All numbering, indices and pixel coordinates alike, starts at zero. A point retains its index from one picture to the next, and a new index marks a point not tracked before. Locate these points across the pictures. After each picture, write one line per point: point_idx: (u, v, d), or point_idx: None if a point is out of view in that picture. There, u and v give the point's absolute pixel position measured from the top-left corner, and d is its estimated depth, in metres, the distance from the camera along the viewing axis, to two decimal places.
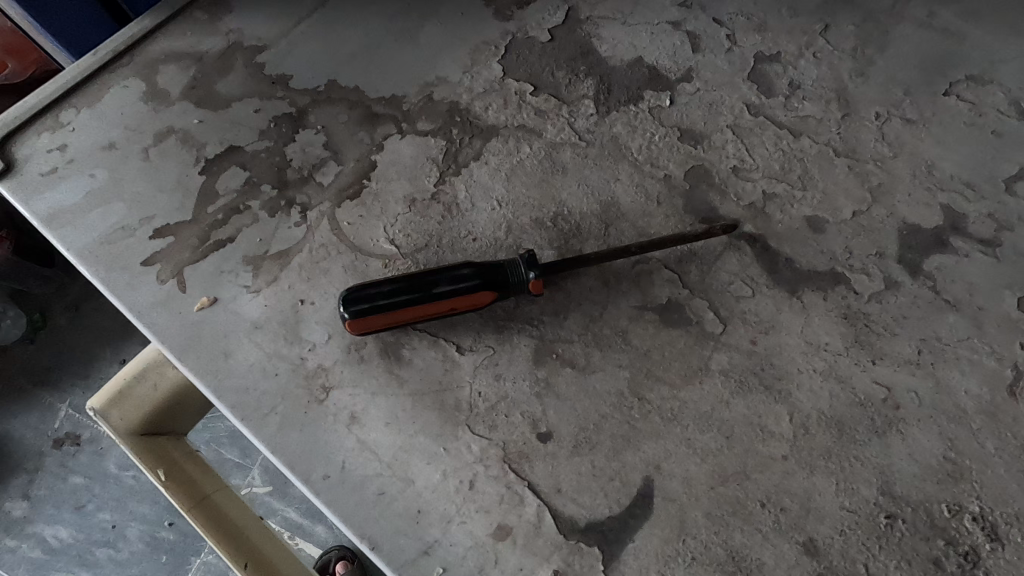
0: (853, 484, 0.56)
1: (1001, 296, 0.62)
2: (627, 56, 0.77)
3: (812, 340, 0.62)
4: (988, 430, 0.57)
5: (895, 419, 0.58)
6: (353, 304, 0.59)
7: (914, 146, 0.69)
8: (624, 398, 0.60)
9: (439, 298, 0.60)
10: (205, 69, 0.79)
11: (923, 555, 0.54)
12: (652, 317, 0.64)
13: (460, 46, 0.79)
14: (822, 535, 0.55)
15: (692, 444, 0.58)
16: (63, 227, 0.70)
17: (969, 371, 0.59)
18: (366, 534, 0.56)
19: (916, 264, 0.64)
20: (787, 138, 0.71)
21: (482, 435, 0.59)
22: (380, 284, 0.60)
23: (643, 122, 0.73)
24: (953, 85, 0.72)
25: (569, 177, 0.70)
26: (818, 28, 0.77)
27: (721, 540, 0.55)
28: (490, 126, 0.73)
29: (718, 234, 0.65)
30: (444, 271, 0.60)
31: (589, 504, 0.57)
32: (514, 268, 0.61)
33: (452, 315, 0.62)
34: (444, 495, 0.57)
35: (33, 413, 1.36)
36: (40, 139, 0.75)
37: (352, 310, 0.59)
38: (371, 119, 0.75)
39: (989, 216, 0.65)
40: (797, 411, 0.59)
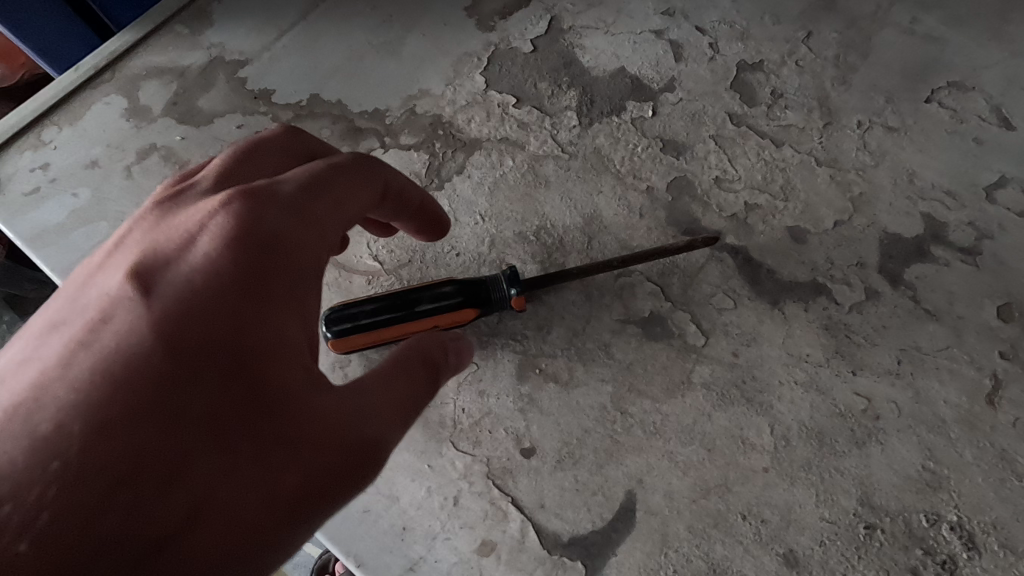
0: (833, 495, 0.57)
1: (982, 305, 0.62)
2: (609, 66, 0.77)
3: (793, 351, 0.62)
4: (966, 439, 0.58)
5: (875, 430, 0.59)
6: (335, 323, 0.59)
7: (896, 154, 0.70)
8: (606, 412, 0.61)
9: (421, 315, 0.60)
10: (187, 84, 0.79)
11: (901, 565, 0.55)
12: (635, 330, 0.64)
13: (442, 58, 0.79)
14: (802, 546, 0.56)
15: (675, 457, 0.59)
16: (46, 247, 0.70)
17: (949, 380, 0.60)
18: (351, 551, 0.58)
19: (897, 273, 0.64)
20: (769, 148, 0.71)
21: (465, 451, 0.61)
22: (363, 302, 0.60)
23: (625, 133, 0.73)
24: (935, 92, 0.72)
25: (552, 190, 0.71)
26: (801, 35, 0.77)
27: (702, 552, 0.56)
28: (473, 139, 0.74)
29: (699, 247, 0.65)
30: (426, 289, 0.60)
31: (573, 518, 0.58)
32: (495, 285, 0.61)
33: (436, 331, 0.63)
34: (429, 512, 0.59)
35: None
36: (23, 158, 0.76)
37: (336, 330, 0.59)
38: (353, 133, 0.75)
39: (970, 224, 0.66)
40: (778, 423, 0.60)
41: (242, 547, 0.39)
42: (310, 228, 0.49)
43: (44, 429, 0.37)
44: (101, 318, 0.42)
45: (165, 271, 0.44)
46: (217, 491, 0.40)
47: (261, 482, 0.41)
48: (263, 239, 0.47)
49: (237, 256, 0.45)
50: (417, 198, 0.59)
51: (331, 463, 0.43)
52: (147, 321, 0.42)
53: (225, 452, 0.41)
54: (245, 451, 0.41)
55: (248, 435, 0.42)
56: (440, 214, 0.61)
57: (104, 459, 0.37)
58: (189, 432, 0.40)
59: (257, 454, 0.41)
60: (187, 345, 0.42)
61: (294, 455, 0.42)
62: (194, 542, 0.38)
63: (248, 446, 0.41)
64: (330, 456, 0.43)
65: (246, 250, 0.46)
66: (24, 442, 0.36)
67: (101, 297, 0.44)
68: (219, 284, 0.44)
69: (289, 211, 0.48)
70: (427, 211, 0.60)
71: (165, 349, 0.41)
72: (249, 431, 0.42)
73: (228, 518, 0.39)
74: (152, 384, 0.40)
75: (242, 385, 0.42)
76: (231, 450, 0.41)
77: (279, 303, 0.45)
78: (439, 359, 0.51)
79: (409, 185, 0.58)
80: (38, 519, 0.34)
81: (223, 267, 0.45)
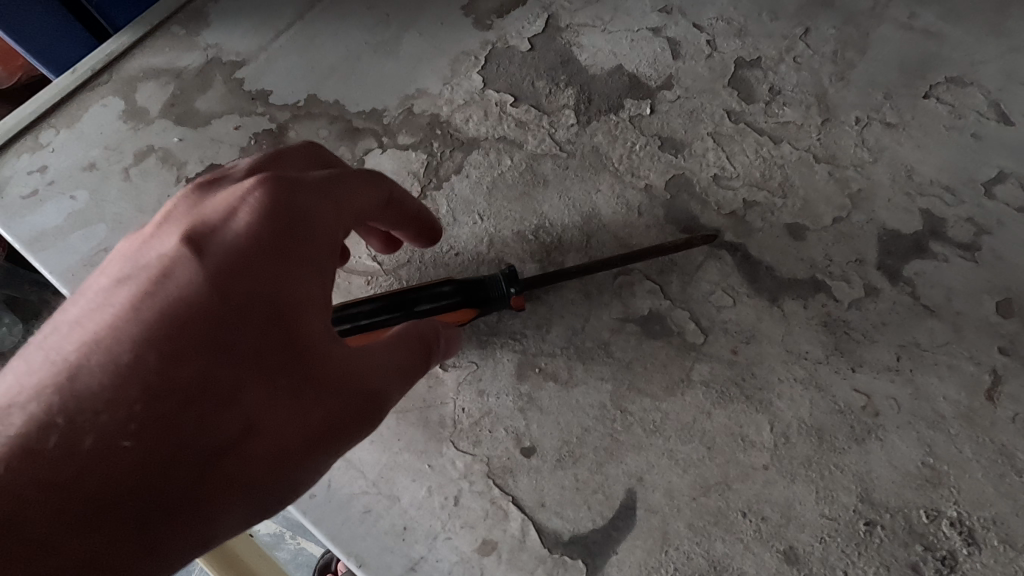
0: (833, 492, 0.57)
1: (981, 301, 0.62)
2: (606, 64, 0.77)
3: (792, 348, 0.62)
4: (966, 435, 0.58)
5: (874, 427, 0.59)
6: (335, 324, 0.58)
7: (895, 151, 0.70)
8: (606, 411, 0.61)
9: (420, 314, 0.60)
10: (184, 85, 0.79)
11: (901, 561, 0.55)
12: (634, 329, 0.64)
13: (439, 58, 0.78)
14: (803, 542, 0.56)
15: (675, 455, 0.59)
16: (45, 250, 0.70)
17: (948, 376, 0.60)
18: (353, 551, 0.58)
19: (896, 270, 0.64)
20: (767, 145, 0.71)
21: (465, 451, 0.61)
22: (362, 303, 0.59)
23: (623, 131, 0.73)
24: (933, 88, 0.72)
25: (550, 189, 0.70)
26: (799, 32, 0.77)
27: (703, 550, 0.56)
28: (471, 139, 0.74)
29: (698, 244, 0.66)
30: (423, 290, 0.60)
31: (574, 517, 0.58)
32: (494, 284, 0.61)
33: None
34: (430, 511, 0.59)
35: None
36: (21, 161, 0.76)
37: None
38: (351, 133, 0.75)
39: (969, 220, 0.65)
40: (778, 420, 0.60)
41: (285, 470, 0.44)
42: (336, 198, 0.50)
43: (121, 360, 0.41)
44: (157, 267, 0.45)
45: (208, 238, 0.46)
46: (263, 421, 0.43)
47: (299, 418, 0.44)
48: (294, 205, 0.47)
49: (272, 219, 0.46)
50: (414, 209, 0.58)
51: (360, 407, 0.46)
52: (199, 271, 0.44)
53: (269, 389, 0.44)
54: (283, 393, 0.44)
55: (289, 376, 0.44)
56: (435, 225, 0.61)
57: (172, 386, 0.41)
58: (239, 369, 0.43)
59: (296, 394, 0.44)
60: (235, 293, 0.44)
61: (329, 396, 0.45)
62: (245, 461, 0.42)
63: (289, 387, 0.44)
64: (358, 401, 0.46)
65: (280, 212, 0.47)
66: (105, 371, 0.40)
67: (157, 250, 0.46)
68: (258, 240, 0.46)
69: (316, 183, 0.49)
70: (422, 224, 0.59)
71: (216, 296, 0.44)
72: (289, 373, 0.44)
73: (274, 444, 0.43)
74: (208, 325, 0.43)
75: (283, 331, 0.44)
76: (276, 391, 0.44)
77: (312, 262, 0.47)
78: (432, 341, 0.52)
79: (409, 195, 0.58)
80: (126, 430, 0.39)
81: (261, 225, 0.46)
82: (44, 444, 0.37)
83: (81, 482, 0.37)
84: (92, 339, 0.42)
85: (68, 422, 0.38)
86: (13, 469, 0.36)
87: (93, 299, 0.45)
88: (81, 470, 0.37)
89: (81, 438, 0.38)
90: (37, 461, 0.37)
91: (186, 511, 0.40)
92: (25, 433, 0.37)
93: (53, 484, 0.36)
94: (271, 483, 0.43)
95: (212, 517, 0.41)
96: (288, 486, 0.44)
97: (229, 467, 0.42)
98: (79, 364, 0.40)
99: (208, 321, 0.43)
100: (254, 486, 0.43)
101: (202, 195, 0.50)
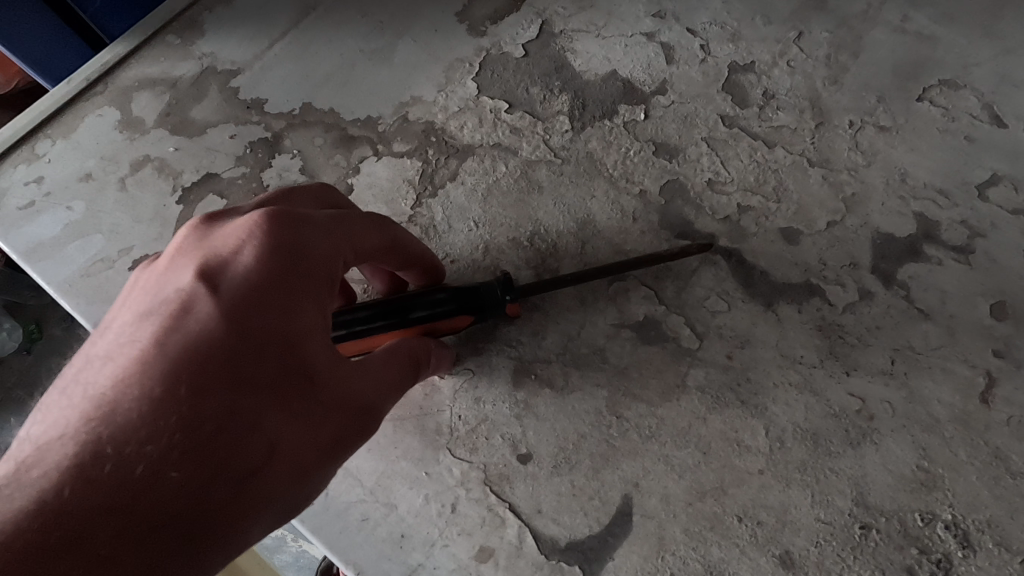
0: (828, 496, 0.57)
1: (975, 304, 0.63)
2: (600, 70, 0.77)
3: (787, 353, 0.62)
4: (961, 438, 0.58)
5: (869, 430, 0.59)
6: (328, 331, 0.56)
7: (888, 154, 0.70)
8: (602, 416, 0.61)
9: (416, 320, 0.59)
10: (179, 95, 0.79)
11: (897, 564, 0.55)
12: (629, 334, 0.64)
13: (434, 65, 0.79)
14: (798, 546, 0.56)
15: (671, 460, 0.59)
16: (42, 262, 0.70)
17: (942, 379, 0.60)
18: (350, 559, 0.58)
19: (890, 273, 0.65)
20: (762, 150, 0.71)
21: (462, 458, 0.61)
22: (356, 308, 0.58)
23: (618, 137, 0.73)
24: (927, 91, 0.72)
25: (545, 196, 0.71)
26: (792, 35, 0.77)
27: (699, 555, 0.56)
28: (466, 146, 0.74)
29: (694, 253, 0.66)
30: (420, 297, 0.59)
31: (570, 523, 0.58)
32: (493, 293, 0.61)
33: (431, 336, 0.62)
34: (427, 519, 0.60)
35: (9, 436, 1.28)
36: (18, 171, 0.76)
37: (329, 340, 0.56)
38: (346, 141, 0.75)
39: (962, 223, 0.66)
40: (773, 425, 0.60)
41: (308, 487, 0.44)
42: (342, 231, 0.50)
43: (156, 390, 0.39)
44: (175, 299, 0.44)
45: (226, 269, 0.45)
46: (290, 442, 0.43)
47: (320, 436, 0.45)
48: (304, 236, 0.47)
49: (289, 251, 0.46)
50: (417, 252, 0.59)
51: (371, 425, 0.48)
52: (220, 300, 0.44)
53: (292, 413, 0.43)
54: (303, 416, 0.44)
55: (307, 399, 0.44)
56: (438, 267, 0.63)
57: (207, 413, 0.40)
58: (262, 397, 0.42)
59: (316, 414, 0.44)
60: (255, 321, 0.44)
61: (345, 415, 0.46)
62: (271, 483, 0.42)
63: (307, 410, 0.44)
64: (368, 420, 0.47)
65: (292, 242, 0.47)
66: (140, 404, 0.39)
67: (173, 282, 0.45)
68: (273, 268, 0.45)
69: (326, 221, 0.49)
70: (425, 266, 0.61)
71: (238, 325, 0.43)
72: (308, 395, 0.44)
73: (299, 466, 0.43)
74: (233, 352, 0.42)
75: (301, 357, 0.44)
76: (296, 414, 0.44)
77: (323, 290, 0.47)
78: (423, 357, 0.55)
79: (412, 240, 0.59)
80: (170, 457, 0.38)
81: (275, 253, 0.46)
82: (97, 473, 0.36)
83: (136, 509, 0.36)
84: (123, 370, 0.40)
85: (118, 452, 0.37)
86: (72, 498, 0.35)
87: (115, 333, 0.44)
88: (135, 498, 0.36)
89: (132, 466, 0.36)
90: (92, 492, 0.35)
91: (225, 536, 0.39)
92: (73, 465, 0.36)
93: (105, 514, 0.35)
94: (298, 501, 0.43)
95: (247, 539, 0.40)
96: (310, 502, 0.44)
97: (261, 490, 0.41)
98: (115, 399, 0.39)
99: (233, 348, 0.42)
100: (283, 505, 0.42)
101: (211, 225, 0.49)
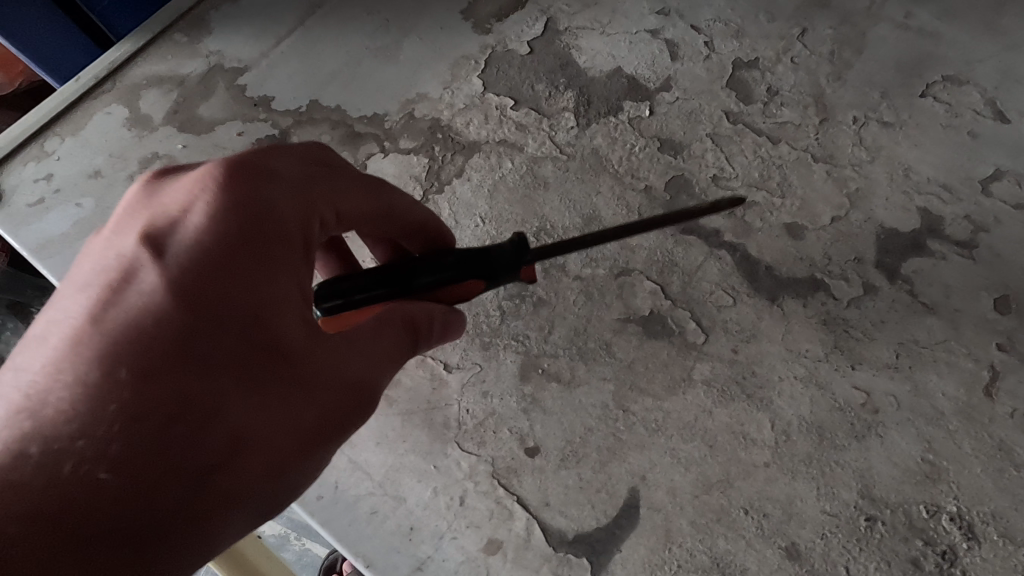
0: (834, 488, 0.58)
1: (978, 298, 0.63)
2: (605, 67, 0.78)
3: (793, 347, 0.63)
4: (965, 431, 0.58)
5: (874, 424, 0.59)
6: (324, 301, 0.50)
7: (892, 149, 0.70)
8: (608, 410, 0.62)
9: (422, 287, 0.54)
10: (187, 92, 0.79)
11: (902, 556, 0.55)
12: (635, 329, 0.65)
13: (440, 62, 0.79)
14: (805, 538, 0.56)
15: (677, 453, 0.60)
16: (52, 258, 0.71)
17: (947, 373, 0.60)
18: (360, 552, 0.59)
19: (894, 268, 0.65)
20: (766, 146, 0.72)
21: (470, 451, 0.62)
22: (355, 275, 0.51)
23: (623, 133, 0.73)
24: (930, 86, 0.72)
25: (551, 192, 0.71)
26: (796, 32, 0.77)
27: (706, 547, 0.57)
28: (472, 142, 0.74)
29: (725, 207, 0.65)
30: (426, 261, 0.54)
31: (577, 515, 0.59)
32: (506, 256, 0.55)
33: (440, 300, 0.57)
34: (436, 511, 0.60)
35: None
36: (27, 169, 0.77)
37: (324, 310, 0.50)
38: (352, 139, 0.76)
39: (965, 217, 0.66)
40: (779, 418, 0.60)
41: (281, 473, 0.43)
42: (311, 193, 0.48)
43: (95, 380, 0.38)
44: (118, 274, 0.42)
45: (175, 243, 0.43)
46: (253, 430, 0.42)
47: (289, 420, 0.44)
48: (260, 204, 0.45)
49: (246, 220, 0.44)
50: (420, 219, 0.57)
51: (353, 408, 0.47)
52: (170, 276, 0.42)
53: (253, 398, 0.42)
54: (267, 401, 0.43)
55: (271, 383, 0.43)
56: (444, 231, 0.59)
57: (154, 403, 0.39)
58: (220, 381, 0.41)
59: (281, 398, 0.43)
60: (207, 301, 0.42)
61: (317, 399, 0.45)
62: (233, 473, 0.41)
63: (272, 395, 0.43)
64: (348, 402, 0.46)
65: (247, 212, 0.45)
66: (74, 400, 0.38)
67: (115, 253, 0.43)
68: (226, 244, 0.43)
69: (290, 186, 0.47)
70: (429, 233, 0.58)
71: (190, 303, 0.42)
72: (272, 377, 0.43)
73: (265, 454, 0.42)
74: (184, 336, 0.41)
75: (263, 337, 0.43)
76: (259, 400, 0.42)
77: (286, 262, 0.45)
78: (424, 324, 0.53)
79: (413, 203, 0.57)
80: (107, 454, 0.37)
81: (228, 226, 0.44)
82: (24, 476, 0.35)
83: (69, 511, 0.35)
84: (63, 359, 0.39)
85: (44, 451, 0.36)
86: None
87: (58, 310, 0.42)
88: (67, 501, 0.35)
89: (61, 465, 0.36)
90: (22, 494, 0.35)
91: (183, 530, 0.39)
92: None
93: (37, 518, 0.35)
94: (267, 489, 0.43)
95: (211, 529, 0.40)
96: (282, 487, 0.44)
97: (222, 481, 0.41)
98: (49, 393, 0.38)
99: (183, 332, 0.41)
100: (249, 494, 0.42)
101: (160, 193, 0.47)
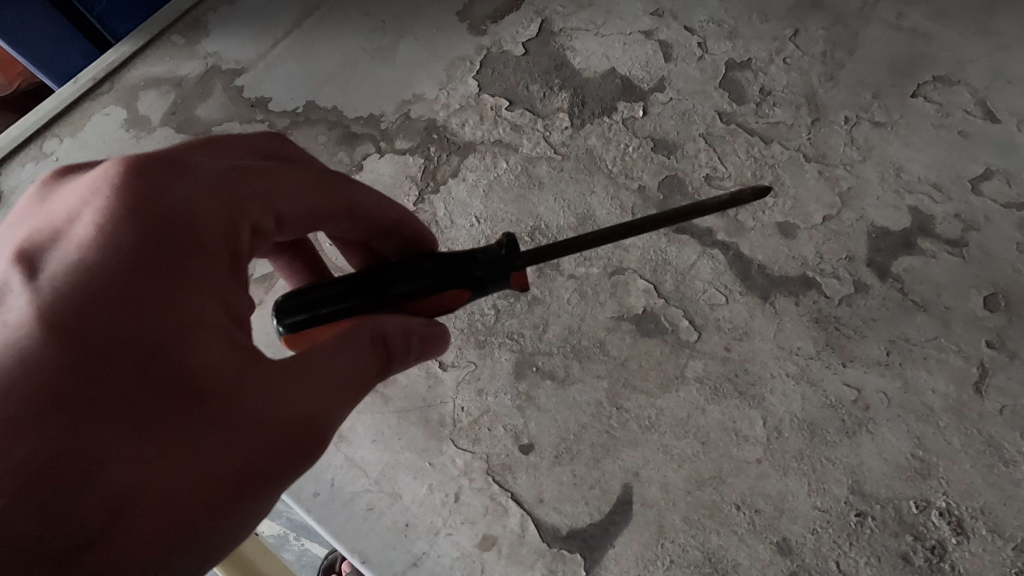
0: (824, 484, 0.58)
1: (968, 296, 0.63)
2: (599, 67, 0.78)
3: (784, 344, 0.63)
4: (955, 427, 0.59)
5: (865, 420, 0.60)
6: (287, 316, 0.52)
7: (883, 149, 0.71)
8: (602, 408, 0.62)
9: (395, 298, 0.53)
10: (185, 93, 0.80)
11: (892, 551, 0.56)
12: (629, 327, 0.66)
13: (435, 63, 0.80)
14: (796, 534, 0.57)
15: (670, 449, 0.60)
16: None
17: (937, 370, 0.61)
18: (356, 548, 0.60)
19: (885, 267, 0.66)
20: (759, 146, 0.72)
21: (466, 449, 0.62)
22: (320, 287, 0.52)
23: (617, 133, 0.74)
24: (921, 87, 0.73)
25: (546, 191, 0.72)
26: (788, 33, 0.78)
27: (699, 543, 0.57)
28: (467, 143, 0.75)
29: (747, 200, 0.56)
30: (399, 270, 0.53)
31: (572, 512, 0.59)
32: (490, 262, 0.53)
33: (424, 313, 0.56)
34: (431, 508, 0.61)
35: None
36: (26, 170, 0.78)
37: (287, 324, 0.52)
38: (349, 139, 0.77)
39: (955, 216, 0.67)
40: (770, 415, 0.61)
41: (189, 530, 0.38)
42: (231, 197, 0.46)
43: None
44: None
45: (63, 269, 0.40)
46: (149, 476, 0.37)
47: (196, 466, 0.38)
48: (172, 216, 0.43)
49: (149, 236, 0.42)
50: (391, 217, 0.56)
51: (284, 449, 0.41)
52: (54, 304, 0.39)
53: (152, 438, 0.38)
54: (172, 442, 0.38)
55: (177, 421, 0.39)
56: (422, 231, 0.59)
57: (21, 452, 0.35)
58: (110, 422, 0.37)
59: (188, 439, 0.39)
60: (99, 329, 0.39)
61: (236, 438, 0.40)
62: (129, 530, 0.36)
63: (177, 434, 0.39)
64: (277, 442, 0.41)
65: (155, 226, 0.42)
66: None
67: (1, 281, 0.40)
68: (123, 263, 0.41)
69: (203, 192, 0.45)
70: (405, 231, 0.57)
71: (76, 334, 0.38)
72: (179, 413, 0.39)
73: (168, 505, 0.37)
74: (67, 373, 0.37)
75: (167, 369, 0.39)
76: (160, 442, 0.38)
77: (199, 279, 0.42)
78: (396, 341, 0.48)
79: (381, 202, 0.56)
80: None
81: (130, 243, 0.41)
82: None
83: None
84: None
85: None
86: None
87: None
88: None
89: None
90: None
91: None
92: None
93: None
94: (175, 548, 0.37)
95: None
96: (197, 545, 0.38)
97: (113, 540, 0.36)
98: None
99: (63, 365, 0.37)
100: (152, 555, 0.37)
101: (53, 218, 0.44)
